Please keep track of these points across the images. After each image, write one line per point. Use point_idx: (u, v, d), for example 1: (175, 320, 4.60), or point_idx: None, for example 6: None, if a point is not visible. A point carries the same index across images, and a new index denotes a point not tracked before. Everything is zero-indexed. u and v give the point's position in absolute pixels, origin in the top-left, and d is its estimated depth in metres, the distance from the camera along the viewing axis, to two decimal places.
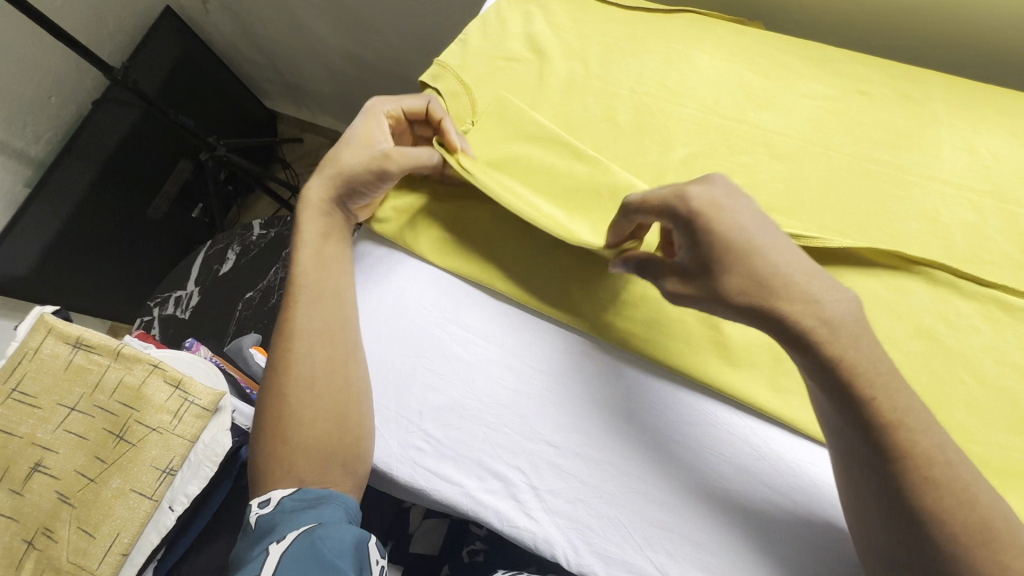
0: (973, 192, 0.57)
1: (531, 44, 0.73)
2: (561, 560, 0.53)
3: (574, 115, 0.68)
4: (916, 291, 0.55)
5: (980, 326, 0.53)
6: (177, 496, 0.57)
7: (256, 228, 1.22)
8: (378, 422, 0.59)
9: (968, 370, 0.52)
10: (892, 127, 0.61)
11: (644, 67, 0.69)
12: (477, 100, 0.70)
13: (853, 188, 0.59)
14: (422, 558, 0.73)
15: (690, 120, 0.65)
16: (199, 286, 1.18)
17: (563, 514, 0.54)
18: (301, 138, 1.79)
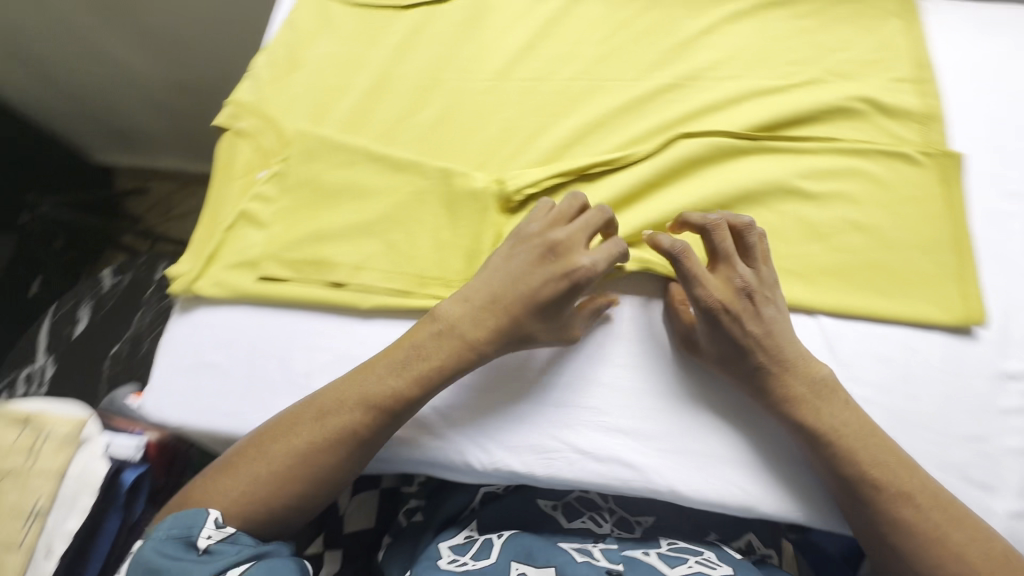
0: (718, 79, 0.74)
1: (327, 55, 0.74)
2: (473, 463, 0.58)
3: (395, 79, 0.72)
4: (701, 160, 0.69)
5: (749, 175, 0.68)
6: (54, 537, 0.54)
7: (107, 278, 1.13)
8: (268, 394, 0.59)
9: (746, 210, 0.67)
10: (667, 44, 0.75)
11: (454, 28, 0.75)
12: (298, 82, 0.72)
13: (637, 93, 0.72)
14: (360, 533, 0.72)
15: (501, 65, 0.73)
16: (53, 357, 1.04)
17: (467, 425, 0.59)
18: (146, 188, 1.62)
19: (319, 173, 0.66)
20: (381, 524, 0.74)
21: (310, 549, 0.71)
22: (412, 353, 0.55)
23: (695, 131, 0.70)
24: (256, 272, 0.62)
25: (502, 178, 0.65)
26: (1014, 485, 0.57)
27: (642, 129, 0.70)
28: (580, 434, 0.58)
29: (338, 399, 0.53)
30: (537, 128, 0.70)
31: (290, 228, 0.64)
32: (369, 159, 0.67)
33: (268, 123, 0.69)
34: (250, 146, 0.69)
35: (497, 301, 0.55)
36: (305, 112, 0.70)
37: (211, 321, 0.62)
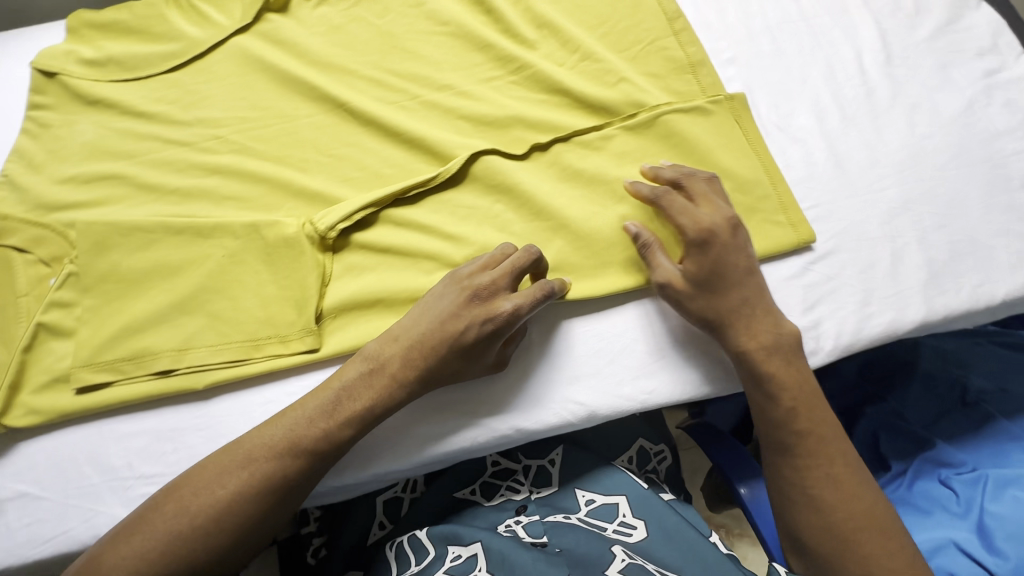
0: (537, 38, 0.66)
1: (87, 138, 0.62)
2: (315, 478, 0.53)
3: (175, 142, 0.62)
4: (540, 129, 0.62)
5: (593, 133, 0.62)
6: None
7: None
8: (88, 503, 0.51)
9: (603, 168, 0.61)
10: (450, 24, 0.66)
11: (225, 78, 0.65)
12: (68, 176, 0.61)
13: (453, 80, 0.64)
14: None
15: (297, 95, 0.64)
16: None
17: None
18: None
19: (115, 269, 0.57)
20: None
21: None
22: (331, 406, 0.49)
23: (508, 108, 0.63)
24: (70, 387, 0.53)
25: (310, 217, 0.58)
26: (799, 305, 0.56)
27: (453, 123, 0.63)
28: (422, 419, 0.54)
29: (265, 443, 0.48)
30: (343, 156, 0.61)
31: (91, 349, 0.54)
32: (162, 241, 0.58)
33: (47, 228, 0.58)
34: (29, 269, 0.57)
35: (383, 363, 0.51)
36: (86, 209, 0.59)
37: (34, 457, 0.52)
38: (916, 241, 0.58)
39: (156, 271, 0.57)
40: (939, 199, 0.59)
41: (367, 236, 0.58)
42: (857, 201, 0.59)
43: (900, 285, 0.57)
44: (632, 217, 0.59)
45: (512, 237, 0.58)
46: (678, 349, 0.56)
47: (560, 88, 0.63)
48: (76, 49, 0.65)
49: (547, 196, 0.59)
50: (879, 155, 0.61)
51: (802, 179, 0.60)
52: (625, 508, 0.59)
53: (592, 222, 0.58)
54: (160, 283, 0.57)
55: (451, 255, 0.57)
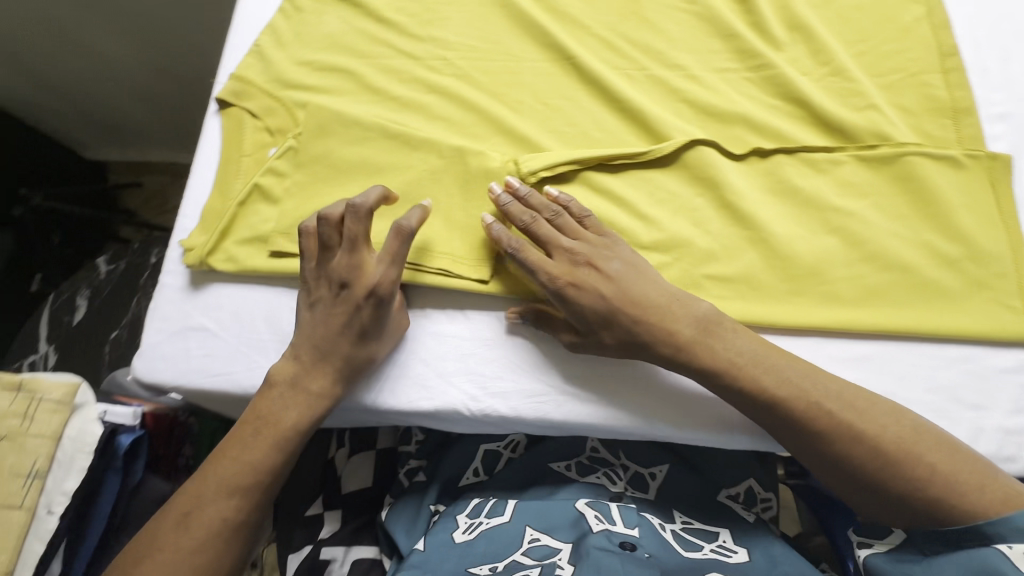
0: (787, 40, 0.61)
1: (331, 31, 0.66)
2: (465, 412, 0.52)
3: (405, 54, 0.65)
4: (765, 134, 0.58)
5: (822, 155, 0.57)
6: (54, 498, 0.51)
7: (102, 266, 1.09)
8: (256, 355, 0.55)
9: (822, 193, 0.56)
10: (699, 4, 0.63)
11: (465, 5, 0.66)
12: (307, 60, 0.65)
13: (686, 62, 0.62)
14: (361, 494, 0.69)
15: (528, 38, 0.64)
16: (55, 344, 1.02)
17: (456, 374, 0.53)
18: (139, 182, 1.50)
19: (326, 155, 0.60)
20: (381, 483, 0.70)
21: (311, 511, 0.68)
22: (264, 423, 0.50)
23: (737, 104, 0.59)
24: (266, 249, 0.58)
25: (518, 157, 0.58)
26: (1007, 402, 0.50)
27: (674, 106, 0.60)
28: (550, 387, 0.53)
29: (220, 485, 0.48)
30: (557, 109, 0.61)
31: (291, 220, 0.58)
32: (374, 141, 0.60)
33: (281, 104, 0.63)
34: (255, 138, 0.63)
35: (325, 354, 0.51)
36: (315, 94, 0.63)
37: (222, 299, 0.58)
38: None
39: (361, 167, 0.60)
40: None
41: (561, 192, 0.58)
42: None
43: None
44: (841, 252, 0.55)
45: (706, 236, 0.56)
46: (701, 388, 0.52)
47: (799, 99, 0.59)
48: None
49: (755, 205, 0.56)
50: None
51: None
52: (727, 535, 0.59)
53: (795, 245, 0.55)
54: (361, 179, 0.60)
55: (639, 235, 0.56)
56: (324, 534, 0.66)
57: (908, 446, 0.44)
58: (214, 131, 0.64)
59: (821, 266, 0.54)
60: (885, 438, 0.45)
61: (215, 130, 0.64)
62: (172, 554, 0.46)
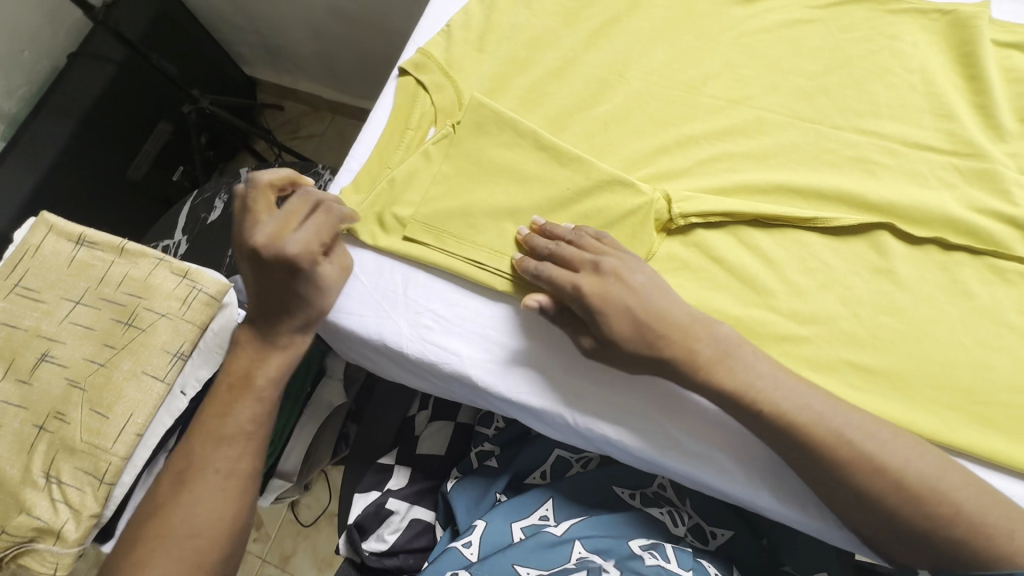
0: (1010, 134, 0.55)
1: (522, 19, 0.66)
2: (569, 419, 0.53)
3: (589, 57, 0.64)
4: (957, 230, 0.53)
5: (1016, 269, 0.52)
6: (188, 380, 0.57)
7: (243, 175, 1.18)
8: (385, 305, 0.58)
9: (1007, 310, 0.51)
10: (916, 74, 0.59)
11: (661, 21, 0.64)
12: (493, 42, 0.66)
13: (886, 132, 0.57)
14: (432, 459, 0.72)
15: (719, 68, 0.62)
16: (188, 236, 1.13)
17: (564, 379, 0.54)
18: (281, 106, 1.61)
19: (490, 139, 0.61)
20: (451, 455, 0.72)
21: (383, 460, 0.72)
22: (238, 383, 0.53)
23: (931, 191, 0.55)
24: (401, 233, 0.60)
25: (670, 195, 0.57)
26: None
27: (860, 173, 0.56)
28: (630, 412, 0.53)
29: (217, 434, 0.51)
30: (730, 146, 0.59)
31: (443, 194, 0.60)
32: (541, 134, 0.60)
33: (450, 84, 0.64)
34: (427, 101, 0.64)
35: (283, 315, 0.54)
36: (494, 76, 0.64)
37: (362, 253, 0.60)
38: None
39: (519, 162, 0.60)
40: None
41: (713, 236, 0.57)
42: None
43: None
44: (1014, 376, 0.49)
45: (860, 320, 0.52)
46: (705, 427, 0.52)
47: (1009, 202, 0.53)
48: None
49: (922, 303, 0.52)
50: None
51: None
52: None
53: (959, 357, 0.50)
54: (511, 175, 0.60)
55: (786, 299, 0.53)
56: (392, 486, 0.69)
57: (945, 495, 0.43)
58: (392, 86, 0.67)
59: (986, 387, 0.49)
60: (941, 525, 0.42)
61: (393, 85, 0.67)
62: (183, 513, 0.48)
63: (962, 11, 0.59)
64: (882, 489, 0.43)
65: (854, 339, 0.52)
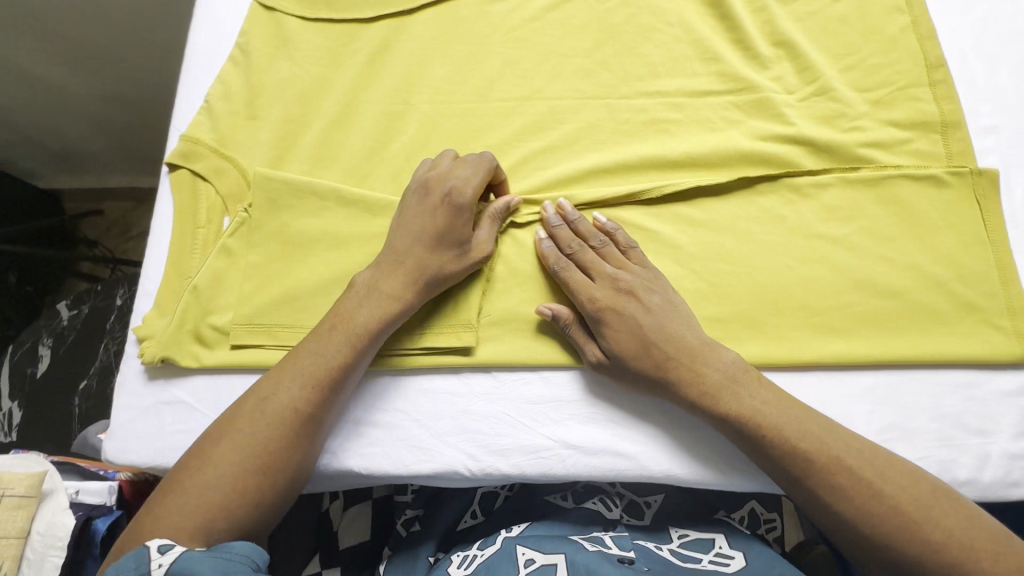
0: (768, 61, 0.59)
1: (287, 74, 0.61)
2: (466, 472, 0.50)
3: (370, 93, 0.60)
4: (752, 164, 0.56)
5: (811, 181, 0.56)
6: None
7: (62, 310, 1.02)
8: None
9: (813, 222, 0.55)
10: (676, 27, 0.61)
11: (429, 35, 0.61)
12: (263, 105, 0.60)
13: (667, 89, 0.59)
14: (358, 548, 0.66)
15: (500, 70, 0.60)
16: (19, 399, 0.95)
17: (451, 431, 0.51)
18: (99, 208, 1.34)
19: (291, 211, 0.56)
20: (378, 535, 0.68)
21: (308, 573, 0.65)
22: (338, 322, 0.49)
23: (720, 134, 0.57)
24: (227, 343, 0.53)
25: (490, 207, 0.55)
26: (1012, 426, 0.49)
27: (658, 135, 0.58)
28: (524, 441, 0.50)
29: (272, 382, 0.47)
30: (534, 143, 0.58)
31: (261, 285, 0.54)
32: (344, 189, 0.56)
33: (229, 163, 0.58)
34: (211, 188, 0.57)
35: (370, 306, 0.49)
36: (276, 141, 0.58)
37: (189, 380, 0.53)
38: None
39: (330, 224, 0.56)
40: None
41: None
42: None
43: None
44: (835, 280, 0.53)
45: (698, 275, 0.54)
46: (601, 431, 0.50)
47: (784, 124, 0.57)
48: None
49: (744, 241, 0.54)
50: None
51: None
52: (723, 541, 0.53)
53: (788, 279, 0.53)
54: (327, 241, 0.55)
55: None
56: None
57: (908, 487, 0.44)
58: (166, 183, 0.58)
59: (818, 299, 0.53)
60: (821, 448, 0.45)
61: (166, 182, 0.59)
62: (218, 474, 0.44)
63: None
64: (850, 489, 0.43)
65: (700, 294, 0.53)
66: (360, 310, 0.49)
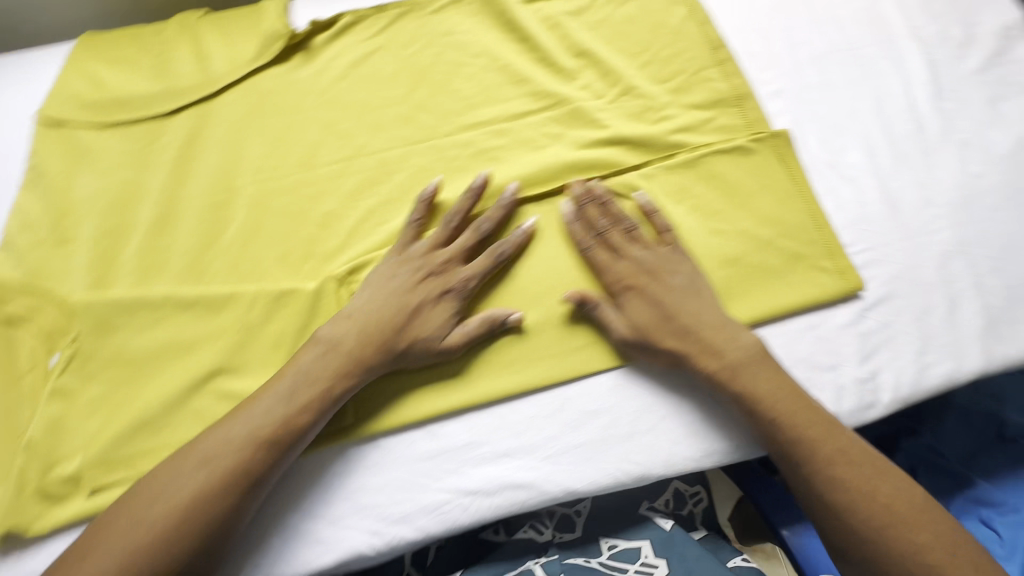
0: (573, 73, 0.62)
1: (91, 188, 0.57)
2: (371, 548, 0.49)
3: (188, 188, 0.57)
4: (581, 173, 0.59)
5: (637, 176, 0.59)
6: None
7: None
8: None
9: (648, 213, 0.58)
10: (481, 57, 0.62)
11: (238, 116, 0.59)
12: (72, 227, 0.55)
13: (487, 119, 0.60)
14: None
15: (320, 135, 0.59)
16: None
17: (348, 511, 0.49)
18: None
19: (125, 333, 0.52)
20: None
21: None
22: (298, 379, 0.49)
23: (546, 151, 0.59)
24: (82, 493, 0.48)
25: (337, 275, 0.54)
26: (856, 353, 0.54)
27: (489, 164, 0.59)
28: (424, 501, 0.50)
29: (221, 440, 0.46)
30: (370, 199, 0.57)
31: (108, 419, 0.50)
32: (179, 294, 0.53)
33: (43, 299, 0.53)
34: (29, 331, 0.52)
35: (329, 374, 0.49)
36: (93, 263, 0.54)
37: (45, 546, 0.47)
38: (972, 287, 0.56)
39: (172, 336, 0.52)
40: (996, 242, 0.57)
41: None
42: (913, 244, 0.57)
43: (958, 333, 0.55)
44: None
45: (556, 291, 0.55)
46: (498, 469, 0.50)
47: (600, 129, 0.60)
48: (72, 85, 0.60)
49: (590, 246, 0.56)
50: (932, 195, 0.59)
51: (855, 220, 0.58)
52: (648, 551, 0.57)
53: None
54: (173, 354, 0.52)
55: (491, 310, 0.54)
56: None
57: (851, 459, 0.47)
58: None
59: None
60: None
61: None
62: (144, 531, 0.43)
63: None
64: (842, 474, 0.47)
65: (562, 307, 0.54)
66: (331, 384, 0.49)
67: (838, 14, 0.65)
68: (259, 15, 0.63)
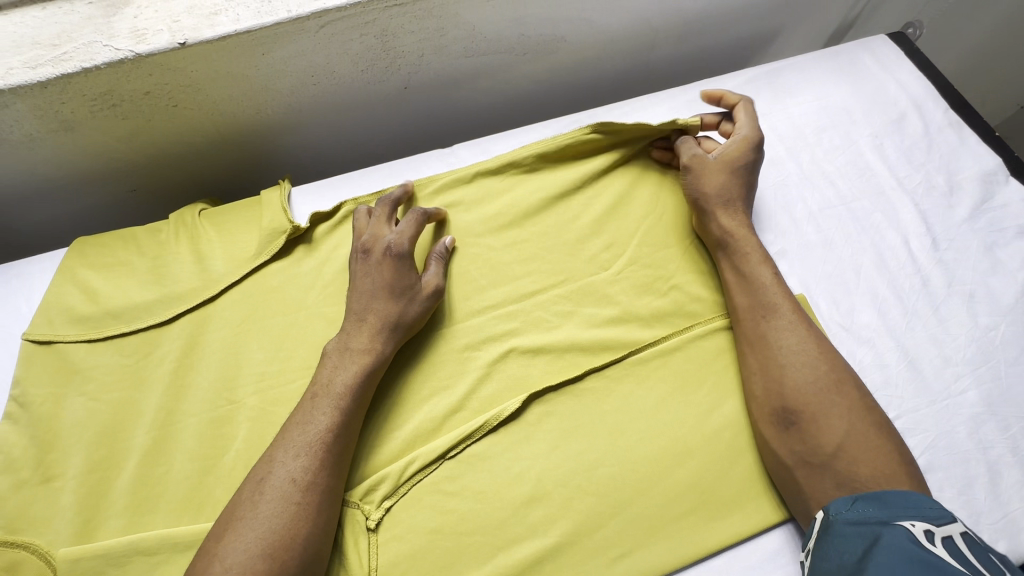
0: (577, 246, 0.62)
1: (80, 413, 0.53)
2: None
3: (186, 403, 0.54)
4: (597, 353, 0.57)
5: (654, 353, 0.57)
6: None
7: None
8: None
9: (671, 394, 0.55)
10: (485, 237, 0.62)
11: (238, 317, 0.57)
12: (59, 461, 0.51)
13: (496, 301, 0.59)
14: None
15: (324, 331, 0.57)
16: None
17: None
18: None
19: None
20: None
21: None
22: (319, 391, 0.50)
23: (559, 332, 0.58)
24: None
25: (345, 498, 0.50)
26: None
27: (502, 349, 0.57)
28: None
29: (263, 479, 0.45)
30: (382, 399, 0.54)
31: None
32: (177, 533, 0.48)
33: (22, 552, 0.48)
34: None
35: (350, 361, 0.51)
36: (82, 500, 0.50)
37: None
38: (1009, 452, 0.54)
39: None
40: (1022, 400, 0.56)
41: (414, 505, 0.51)
42: (941, 407, 0.56)
43: (1006, 506, 0.52)
44: (708, 447, 0.53)
45: (583, 492, 0.51)
46: None
47: (611, 305, 0.59)
48: (62, 296, 0.57)
49: (615, 436, 0.54)
50: (950, 351, 0.58)
51: (879, 386, 0.57)
52: None
53: (668, 462, 0.53)
54: None
55: (518, 521, 0.50)
56: None
57: (850, 420, 0.49)
58: None
59: (702, 475, 0.53)
60: None
61: None
62: None
63: (485, 164, 0.65)
64: (847, 421, 0.49)
65: (595, 512, 0.51)
66: (333, 377, 0.50)
67: (825, 169, 0.68)
68: (259, 207, 0.62)
